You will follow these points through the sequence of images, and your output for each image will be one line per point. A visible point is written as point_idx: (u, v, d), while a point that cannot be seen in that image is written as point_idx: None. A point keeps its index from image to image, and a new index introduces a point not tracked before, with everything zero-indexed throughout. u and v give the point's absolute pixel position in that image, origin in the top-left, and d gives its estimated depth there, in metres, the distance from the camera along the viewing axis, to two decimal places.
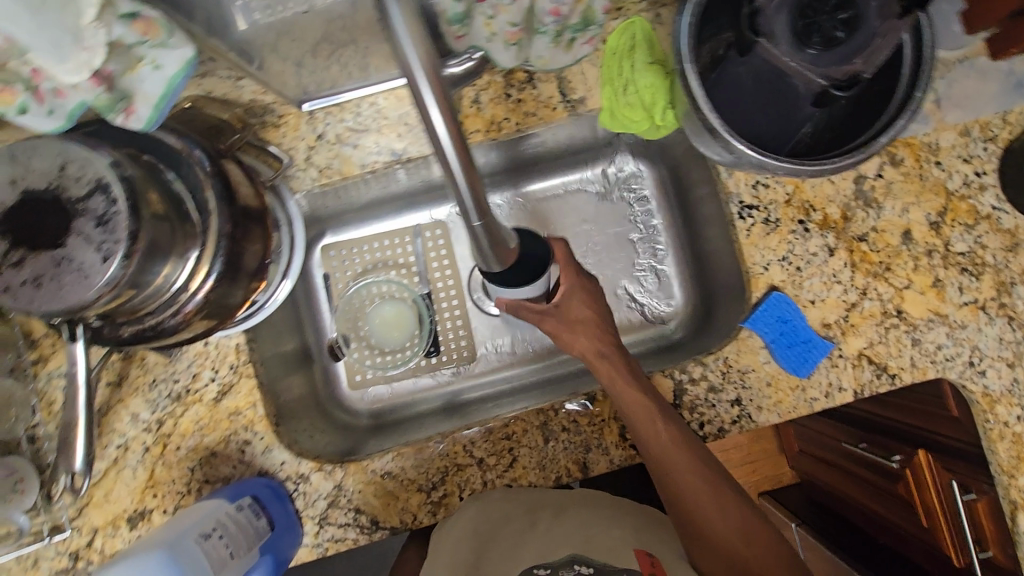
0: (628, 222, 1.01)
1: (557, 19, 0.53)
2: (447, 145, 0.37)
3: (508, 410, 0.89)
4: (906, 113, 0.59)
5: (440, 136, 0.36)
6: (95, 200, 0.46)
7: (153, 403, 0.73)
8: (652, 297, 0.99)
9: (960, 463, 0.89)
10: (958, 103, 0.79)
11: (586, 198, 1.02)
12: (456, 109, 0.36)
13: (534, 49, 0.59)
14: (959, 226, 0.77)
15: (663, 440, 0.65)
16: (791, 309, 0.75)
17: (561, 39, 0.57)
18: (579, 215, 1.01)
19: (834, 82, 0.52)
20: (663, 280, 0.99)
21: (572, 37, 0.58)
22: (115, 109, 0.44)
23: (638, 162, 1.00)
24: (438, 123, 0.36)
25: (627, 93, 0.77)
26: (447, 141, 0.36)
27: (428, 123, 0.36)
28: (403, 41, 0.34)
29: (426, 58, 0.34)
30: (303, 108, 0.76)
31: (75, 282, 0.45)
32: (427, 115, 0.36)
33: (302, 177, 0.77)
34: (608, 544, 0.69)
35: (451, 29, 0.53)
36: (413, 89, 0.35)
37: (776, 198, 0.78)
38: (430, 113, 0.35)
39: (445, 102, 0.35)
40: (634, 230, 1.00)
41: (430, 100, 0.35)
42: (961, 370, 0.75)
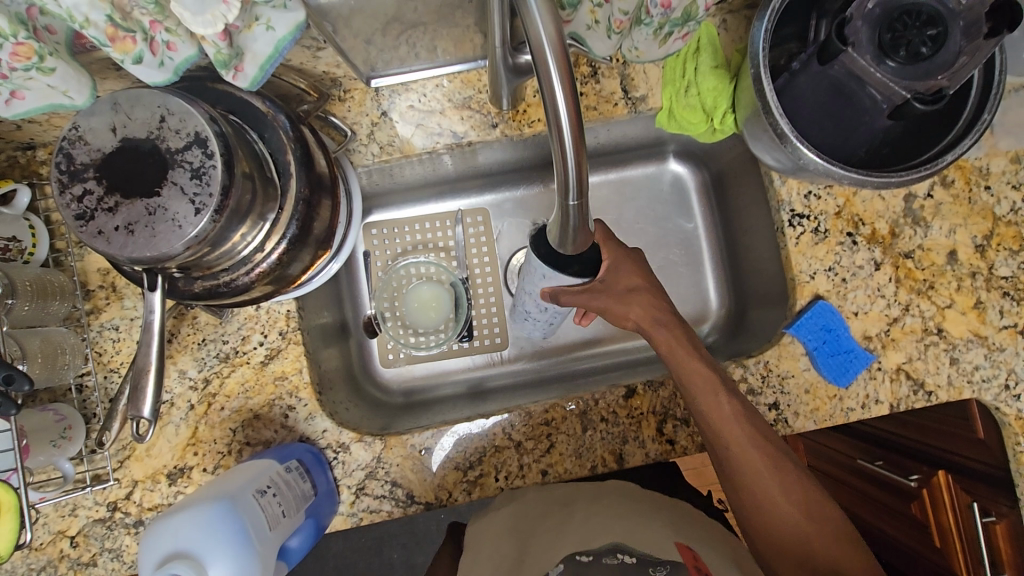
0: (669, 223, 1.02)
1: (665, 11, 0.55)
2: (563, 114, 0.40)
3: (530, 399, 0.90)
4: (972, 134, 0.61)
5: (557, 114, 0.40)
6: (192, 152, 0.48)
7: (201, 361, 0.73)
8: (688, 299, 1.00)
9: (981, 486, 0.91)
10: (1012, 130, 0.80)
11: (632, 195, 1.02)
12: (577, 88, 0.40)
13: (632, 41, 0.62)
14: (1004, 251, 0.79)
15: (724, 411, 0.68)
16: (836, 319, 0.76)
17: (662, 32, 0.58)
18: (620, 214, 1.02)
19: (918, 95, 0.57)
20: (699, 283, 1.00)
21: (670, 31, 0.59)
22: (227, 66, 0.47)
23: (684, 165, 1.01)
24: (558, 91, 0.39)
25: (689, 95, 0.78)
26: (564, 120, 0.40)
27: (549, 103, 0.40)
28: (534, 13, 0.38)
29: (555, 43, 0.39)
30: (371, 84, 0.76)
31: (168, 231, 0.47)
32: (549, 93, 0.40)
33: (363, 152, 0.78)
34: (649, 536, 0.66)
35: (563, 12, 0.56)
36: (540, 69, 0.39)
37: (827, 210, 0.79)
38: (553, 93, 0.39)
39: (567, 78, 0.39)
40: (674, 232, 1.01)
41: (554, 81, 0.39)
42: (996, 392, 0.77)
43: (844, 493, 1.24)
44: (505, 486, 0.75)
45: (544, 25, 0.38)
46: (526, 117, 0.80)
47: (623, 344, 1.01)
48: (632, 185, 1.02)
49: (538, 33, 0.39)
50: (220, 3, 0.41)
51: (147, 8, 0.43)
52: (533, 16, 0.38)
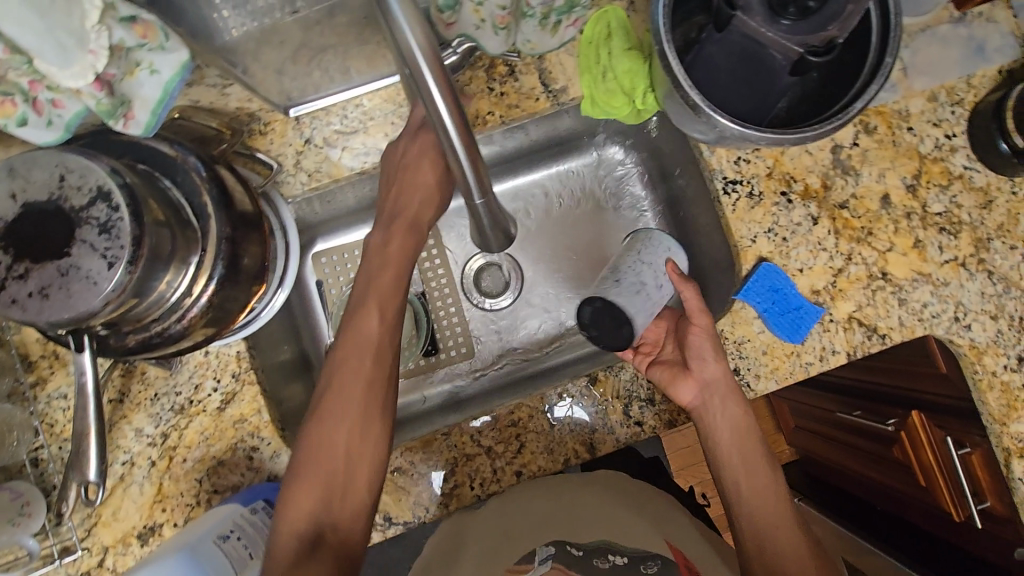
0: (615, 209, 1.02)
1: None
2: (448, 123, 0.40)
3: (501, 402, 0.91)
4: (877, 79, 0.62)
5: (442, 119, 0.40)
6: (97, 207, 0.47)
7: (157, 416, 0.72)
8: None
9: (953, 420, 0.91)
10: (923, 70, 0.82)
11: (574, 186, 1.03)
12: (457, 92, 0.40)
13: (522, 35, 0.63)
14: (934, 187, 0.81)
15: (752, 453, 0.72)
16: (782, 278, 0.78)
17: (548, 21, 0.61)
18: (565, 206, 1.03)
19: (812, 48, 0.58)
20: None
21: (558, 19, 0.62)
22: (115, 115, 0.47)
23: (619, 149, 1.02)
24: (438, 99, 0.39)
25: (606, 80, 0.78)
26: (450, 124, 0.40)
27: (433, 113, 0.40)
28: (400, 21, 0.37)
29: (429, 55, 0.38)
30: (290, 113, 0.76)
31: (83, 289, 0.46)
32: (432, 103, 0.40)
33: (292, 182, 0.78)
34: (636, 534, 0.73)
35: (443, 16, 0.59)
36: (418, 81, 0.39)
37: (758, 172, 0.80)
38: (434, 101, 0.40)
39: (447, 87, 0.39)
40: (621, 217, 1.02)
41: (433, 91, 0.39)
42: (947, 326, 0.78)
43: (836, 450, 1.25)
44: (481, 493, 0.74)
45: (412, 34, 0.37)
46: None
47: None
48: (573, 175, 1.02)
49: (409, 42, 0.38)
50: (87, 54, 0.42)
51: (21, 68, 0.42)
52: (401, 30, 0.37)
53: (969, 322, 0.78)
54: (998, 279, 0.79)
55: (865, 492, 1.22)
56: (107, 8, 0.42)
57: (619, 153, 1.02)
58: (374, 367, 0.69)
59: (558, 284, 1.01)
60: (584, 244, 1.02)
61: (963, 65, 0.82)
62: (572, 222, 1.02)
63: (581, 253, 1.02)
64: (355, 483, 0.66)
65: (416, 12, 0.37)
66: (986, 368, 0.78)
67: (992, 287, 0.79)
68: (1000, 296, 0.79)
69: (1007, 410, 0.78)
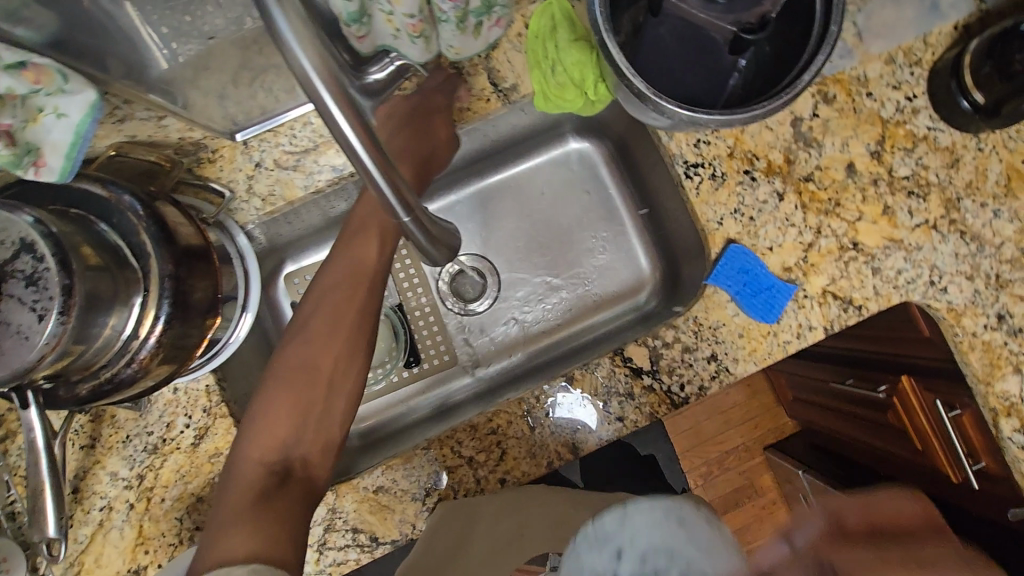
0: (586, 199, 1.01)
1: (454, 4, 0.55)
2: (356, 144, 0.38)
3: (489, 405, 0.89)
4: (821, 49, 0.60)
5: (349, 142, 0.38)
6: (21, 260, 0.46)
7: (130, 459, 0.71)
8: (620, 269, 1.00)
9: (939, 382, 0.90)
10: (878, 33, 0.81)
11: (543, 180, 1.01)
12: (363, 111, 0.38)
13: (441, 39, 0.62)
14: (899, 151, 0.79)
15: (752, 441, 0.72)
16: (751, 259, 0.77)
17: (466, 23, 0.60)
18: (536, 201, 1.01)
19: None
20: (629, 250, 1.00)
21: (476, 21, 0.61)
22: (24, 165, 0.48)
23: (584, 140, 1.00)
24: (342, 121, 0.37)
25: (557, 73, 0.76)
26: (357, 144, 0.38)
27: (339, 136, 0.38)
28: (290, 42, 0.35)
29: (327, 79, 0.37)
30: (237, 138, 0.75)
31: (15, 345, 0.45)
32: (335, 126, 0.37)
33: (247, 208, 0.77)
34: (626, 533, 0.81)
35: (351, 29, 0.55)
36: (319, 106, 0.37)
37: (719, 153, 0.79)
38: (336, 121, 0.37)
39: (349, 105, 0.37)
40: (593, 207, 1.01)
41: (334, 111, 0.37)
42: (924, 290, 0.78)
43: (835, 420, 1.25)
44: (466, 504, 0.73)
45: (304, 56, 0.36)
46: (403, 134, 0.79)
47: (572, 328, 1.00)
48: (538, 171, 1.01)
49: (303, 65, 0.36)
50: None
51: None
52: (293, 53, 0.36)
53: (945, 285, 0.77)
54: (971, 239, 0.78)
55: (868, 459, 1.21)
56: None
57: (582, 146, 1.01)
58: (353, 322, 0.76)
59: (533, 284, 1.00)
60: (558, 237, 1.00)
61: (918, 24, 0.80)
62: (542, 219, 1.01)
63: (553, 250, 1.00)
64: (331, 416, 0.73)
65: (304, 37, 0.36)
66: (966, 330, 0.77)
67: (966, 247, 0.78)
68: (975, 256, 0.78)
69: (990, 369, 0.77)
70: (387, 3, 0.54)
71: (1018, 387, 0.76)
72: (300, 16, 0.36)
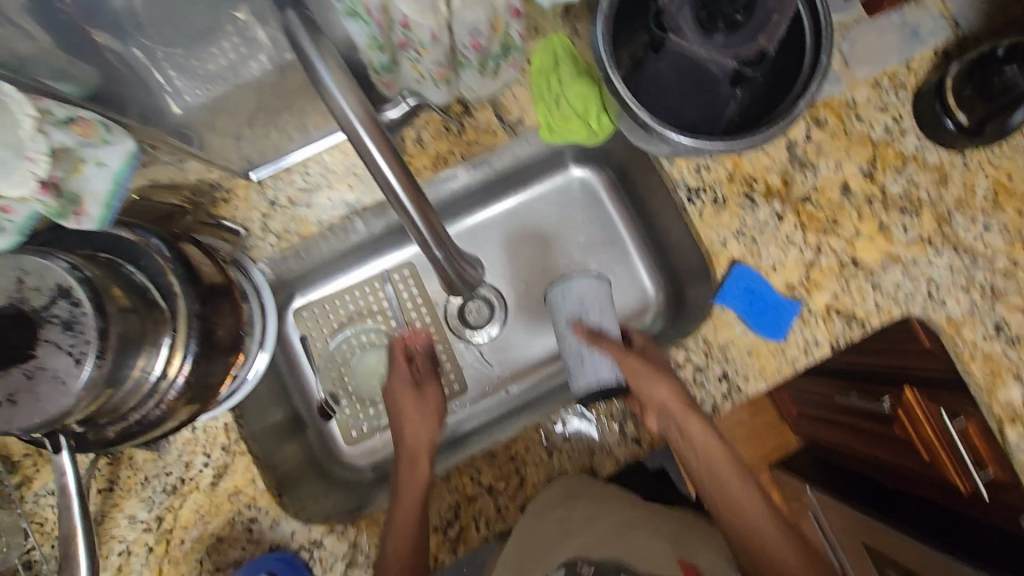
0: (589, 225, 1.04)
1: (477, 51, 0.59)
2: (393, 180, 0.44)
3: (503, 432, 0.90)
4: (814, 79, 0.64)
5: (385, 175, 0.44)
6: (58, 306, 0.47)
7: (149, 500, 0.70)
8: (625, 291, 1.02)
9: (945, 393, 0.92)
10: (863, 59, 0.85)
11: (546, 207, 1.04)
12: (395, 145, 0.44)
13: (464, 83, 0.64)
14: (890, 170, 0.83)
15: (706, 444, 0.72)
16: (756, 279, 0.79)
17: (486, 67, 0.62)
18: (540, 229, 1.04)
19: (744, 60, 0.60)
20: (632, 273, 1.02)
21: (496, 64, 0.63)
22: (66, 215, 0.48)
23: (584, 167, 1.03)
24: (379, 158, 0.43)
25: (560, 106, 0.80)
26: (393, 179, 0.44)
27: (375, 169, 0.43)
28: (333, 90, 0.41)
29: (365, 121, 0.42)
30: (250, 176, 0.76)
31: (52, 390, 0.45)
32: (371, 158, 0.43)
33: (261, 245, 0.78)
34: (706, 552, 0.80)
35: (382, 76, 0.62)
36: (357, 143, 0.42)
37: (719, 178, 0.82)
38: (373, 155, 0.43)
39: (383, 143, 0.43)
40: (596, 232, 1.03)
41: (371, 147, 0.43)
42: (923, 303, 0.80)
43: (840, 432, 1.26)
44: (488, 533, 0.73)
45: (346, 103, 0.41)
46: (412, 168, 0.81)
47: None
48: (541, 200, 1.03)
49: (344, 108, 0.42)
50: (26, 161, 0.44)
51: None
52: (338, 100, 0.41)
53: (943, 298, 0.80)
54: (964, 252, 0.81)
55: (875, 471, 1.22)
56: (45, 114, 0.46)
57: (583, 175, 1.04)
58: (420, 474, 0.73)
59: (539, 310, 1.02)
60: (563, 263, 1.03)
61: (900, 50, 0.85)
62: (545, 247, 1.03)
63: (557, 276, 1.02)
64: None
65: (348, 86, 0.41)
66: (966, 341, 0.79)
67: (960, 260, 0.81)
68: (969, 268, 0.80)
69: (992, 378, 0.79)
70: (415, 52, 0.57)
71: (1020, 395, 0.78)
72: (341, 67, 0.41)
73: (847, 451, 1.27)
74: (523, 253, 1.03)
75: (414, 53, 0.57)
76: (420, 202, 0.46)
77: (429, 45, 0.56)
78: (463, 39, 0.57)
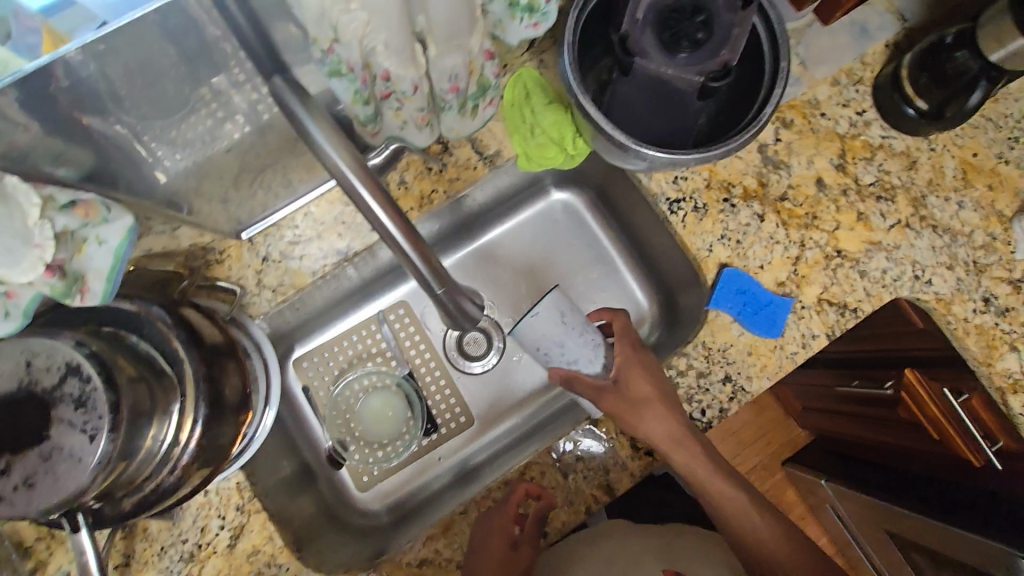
0: (575, 246, 1.06)
1: (456, 94, 0.61)
2: (391, 226, 0.45)
3: (515, 461, 0.90)
4: (779, 80, 0.67)
5: (384, 224, 0.45)
6: (69, 383, 0.47)
7: (167, 571, 0.69)
8: (618, 307, 1.03)
9: (945, 370, 0.93)
10: (819, 59, 0.89)
11: (531, 233, 1.06)
12: (393, 196, 0.46)
13: (446, 124, 0.68)
14: (861, 161, 0.86)
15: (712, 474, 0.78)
16: (746, 280, 0.80)
17: (467, 107, 0.65)
18: (528, 254, 1.05)
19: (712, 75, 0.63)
20: (623, 288, 1.04)
21: (475, 104, 0.66)
22: (72, 294, 0.50)
23: (564, 190, 1.06)
24: (376, 208, 0.45)
25: (535, 135, 0.82)
26: (390, 225, 0.45)
27: (372, 218, 0.45)
28: (324, 144, 0.45)
29: (354, 166, 0.45)
30: (242, 236, 0.78)
31: (69, 469, 0.46)
32: (370, 210, 0.45)
33: (258, 301, 0.79)
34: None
35: (367, 128, 0.63)
36: (354, 197, 0.45)
37: (697, 186, 0.84)
38: (371, 206, 0.45)
39: (380, 194, 0.45)
40: (582, 251, 1.05)
41: (367, 198, 0.45)
42: (911, 285, 0.82)
43: (850, 422, 1.27)
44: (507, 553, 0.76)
45: (335, 150, 0.44)
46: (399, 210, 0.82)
47: None
48: (528, 227, 1.05)
49: (334, 159, 0.45)
50: (33, 248, 0.46)
51: None
52: (330, 151, 0.45)
53: (929, 278, 0.82)
54: (943, 232, 0.84)
55: (885, 457, 1.22)
56: (47, 200, 0.48)
57: (568, 199, 1.06)
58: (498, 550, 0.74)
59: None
60: (554, 286, 1.04)
61: (854, 47, 0.89)
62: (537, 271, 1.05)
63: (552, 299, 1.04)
64: None
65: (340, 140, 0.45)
66: (957, 317, 0.82)
67: (940, 240, 0.83)
68: (949, 247, 0.83)
69: (988, 351, 0.81)
70: (397, 102, 0.59)
71: (1017, 364, 0.80)
72: (328, 124, 0.46)
73: (859, 440, 1.28)
74: (514, 280, 1.04)
75: (396, 104, 0.58)
76: (422, 246, 0.48)
77: (410, 93, 0.58)
78: (443, 84, 0.59)
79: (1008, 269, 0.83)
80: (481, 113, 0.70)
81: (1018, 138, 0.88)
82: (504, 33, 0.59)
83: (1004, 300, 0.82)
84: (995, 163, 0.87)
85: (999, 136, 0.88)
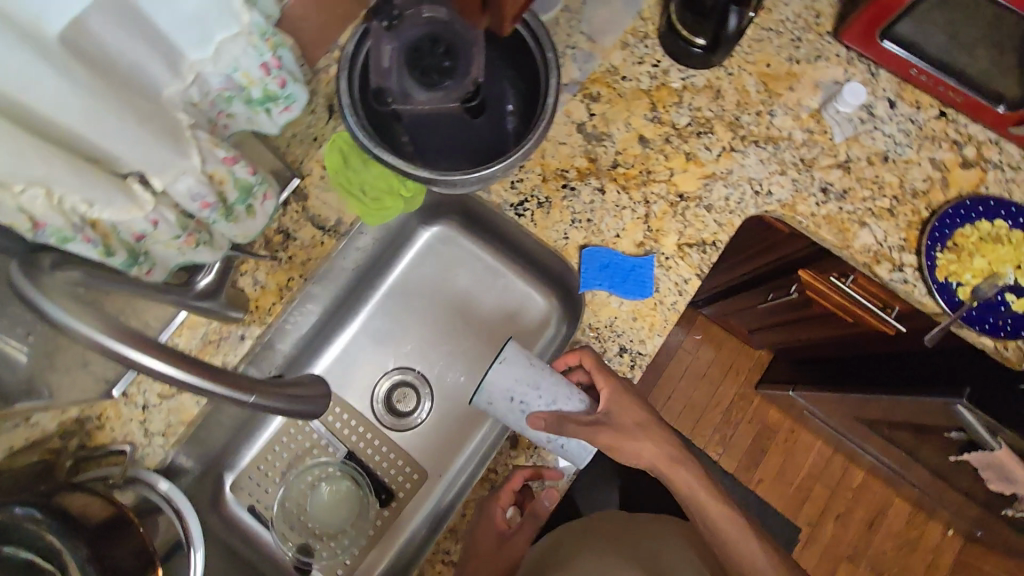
0: (460, 271, 1.07)
1: (213, 209, 0.56)
2: (174, 371, 0.49)
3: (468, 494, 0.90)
4: (551, 72, 0.76)
5: (163, 371, 0.48)
6: None
7: None
8: (521, 312, 1.05)
9: (824, 260, 0.97)
10: (603, 29, 0.93)
11: (416, 275, 1.07)
12: (164, 344, 0.49)
13: (222, 231, 0.61)
14: (672, 107, 0.90)
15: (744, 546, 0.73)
16: (606, 254, 0.83)
17: (235, 211, 0.59)
18: (420, 296, 1.06)
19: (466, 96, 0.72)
20: (518, 293, 1.05)
21: (246, 204, 0.61)
22: None
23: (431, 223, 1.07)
24: (149, 360, 0.48)
25: (367, 191, 0.84)
26: (171, 368, 0.49)
27: (148, 369, 0.48)
28: (75, 325, 0.47)
29: (112, 336, 0.47)
30: (114, 394, 0.76)
31: None
32: (144, 365, 0.48)
33: (153, 450, 0.77)
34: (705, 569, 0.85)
35: (137, 271, 0.56)
36: (121, 357, 0.47)
37: (535, 183, 0.86)
38: (144, 361, 0.48)
39: (148, 345, 0.48)
40: (469, 273, 1.06)
41: (135, 354, 0.47)
42: (754, 202, 0.87)
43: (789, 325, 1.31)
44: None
45: (85, 326, 0.47)
46: (262, 311, 0.81)
47: None
48: (413, 270, 1.07)
49: (90, 332, 0.47)
50: None
51: None
52: (84, 331, 0.47)
53: (768, 188, 0.87)
54: (765, 143, 0.89)
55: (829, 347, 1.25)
56: None
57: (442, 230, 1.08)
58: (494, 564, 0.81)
59: (458, 368, 1.04)
60: (455, 316, 1.06)
61: (629, 8, 0.93)
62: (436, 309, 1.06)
63: (460, 332, 1.05)
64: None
65: (92, 318, 0.48)
66: (805, 214, 0.86)
67: (765, 151, 0.89)
68: (775, 155, 0.89)
69: (842, 235, 0.86)
70: (153, 238, 0.54)
71: (871, 236, 0.86)
72: (81, 312, 0.48)
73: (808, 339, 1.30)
74: (415, 326, 1.05)
75: (154, 239, 0.54)
76: (212, 372, 0.51)
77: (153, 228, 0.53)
78: (189, 203, 0.54)
79: (832, 155, 0.89)
80: (260, 211, 0.64)
81: (799, 39, 0.94)
82: (241, 125, 0.58)
83: (838, 184, 0.88)
84: (788, 67, 0.92)
85: (782, 43, 0.94)
